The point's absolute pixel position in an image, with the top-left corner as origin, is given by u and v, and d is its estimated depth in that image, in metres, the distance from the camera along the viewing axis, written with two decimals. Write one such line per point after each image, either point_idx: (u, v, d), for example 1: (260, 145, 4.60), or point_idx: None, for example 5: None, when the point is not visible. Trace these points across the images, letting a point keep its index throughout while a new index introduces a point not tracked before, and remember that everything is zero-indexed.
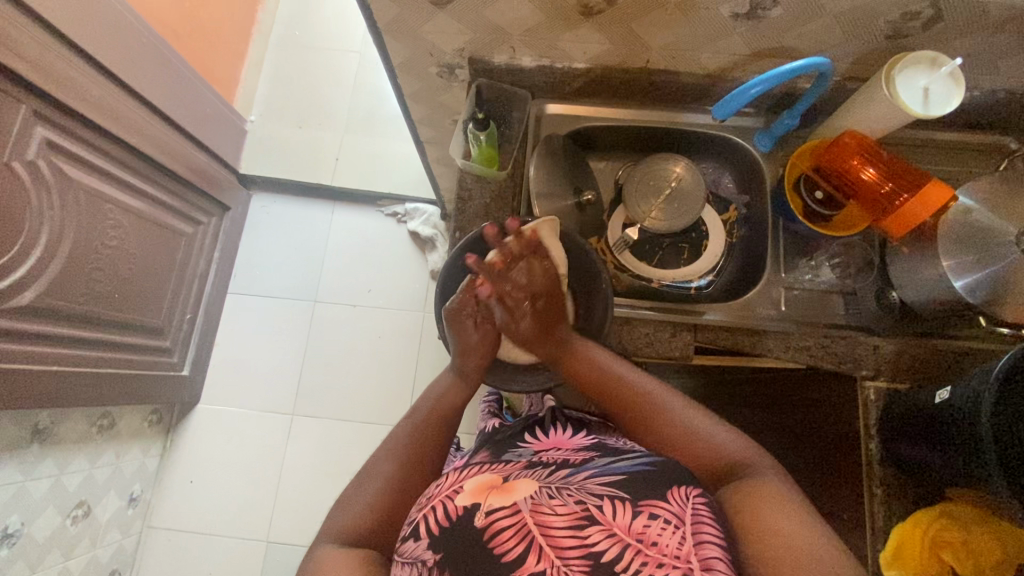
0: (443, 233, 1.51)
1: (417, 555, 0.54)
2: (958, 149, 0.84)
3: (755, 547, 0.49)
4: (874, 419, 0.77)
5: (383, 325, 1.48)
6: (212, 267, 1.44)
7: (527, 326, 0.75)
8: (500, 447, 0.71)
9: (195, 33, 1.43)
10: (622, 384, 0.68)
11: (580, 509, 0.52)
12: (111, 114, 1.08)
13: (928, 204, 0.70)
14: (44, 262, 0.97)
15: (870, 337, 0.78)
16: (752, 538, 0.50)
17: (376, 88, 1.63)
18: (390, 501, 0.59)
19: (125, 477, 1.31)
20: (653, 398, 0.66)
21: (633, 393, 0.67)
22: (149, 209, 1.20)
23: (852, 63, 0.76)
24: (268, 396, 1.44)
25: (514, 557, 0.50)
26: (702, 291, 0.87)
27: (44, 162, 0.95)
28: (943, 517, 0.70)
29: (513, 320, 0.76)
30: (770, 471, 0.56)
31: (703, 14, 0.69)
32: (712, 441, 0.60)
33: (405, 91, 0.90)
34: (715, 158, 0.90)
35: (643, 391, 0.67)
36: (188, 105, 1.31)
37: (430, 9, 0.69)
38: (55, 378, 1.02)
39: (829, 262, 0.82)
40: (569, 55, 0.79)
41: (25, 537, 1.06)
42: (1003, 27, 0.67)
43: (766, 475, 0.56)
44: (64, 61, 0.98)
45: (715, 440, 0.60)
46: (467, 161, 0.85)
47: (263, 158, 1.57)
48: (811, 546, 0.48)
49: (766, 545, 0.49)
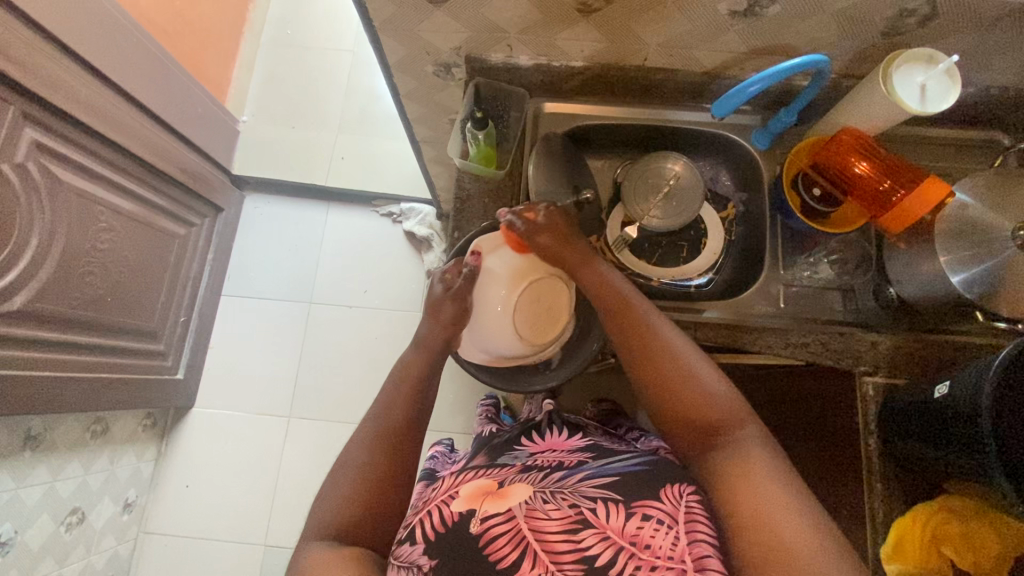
0: (438, 233, 1.50)
1: (413, 559, 0.53)
2: (952, 146, 0.85)
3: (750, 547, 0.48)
4: (874, 413, 0.77)
5: (378, 326, 1.47)
6: (206, 269, 1.43)
7: (545, 242, 0.72)
8: (496, 450, 0.71)
9: (185, 32, 1.41)
10: (627, 313, 0.65)
11: (574, 513, 0.52)
12: (101, 114, 1.07)
13: (927, 200, 0.70)
14: (34, 266, 0.95)
15: (868, 332, 0.80)
16: (745, 534, 0.49)
17: (369, 87, 1.62)
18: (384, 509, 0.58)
19: (119, 483, 1.29)
20: (657, 336, 0.63)
21: (638, 327, 0.64)
22: (140, 211, 1.19)
23: (848, 61, 0.77)
24: (264, 397, 1.43)
25: (510, 564, 0.50)
26: (702, 289, 0.86)
27: (34, 164, 0.94)
28: (942, 512, 0.70)
29: (528, 237, 0.72)
30: (757, 440, 0.56)
31: (703, 12, 0.69)
32: (711, 396, 0.59)
33: (402, 90, 0.89)
34: (712, 156, 0.90)
35: (649, 326, 0.64)
36: (179, 105, 1.30)
37: (428, 6, 0.69)
38: (46, 385, 1.01)
39: (828, 258, 0.83)
40: (566, 53, 0.78)
41: (18, 545, 1.05)
42: (998, 24, 0.68)
43: (753, 449, 0.55)
44: (53, 62, 0.96)
45: (714, 395, 0.59)
46: (465, 159, 0.84)
47: (255, 159, 1.56)
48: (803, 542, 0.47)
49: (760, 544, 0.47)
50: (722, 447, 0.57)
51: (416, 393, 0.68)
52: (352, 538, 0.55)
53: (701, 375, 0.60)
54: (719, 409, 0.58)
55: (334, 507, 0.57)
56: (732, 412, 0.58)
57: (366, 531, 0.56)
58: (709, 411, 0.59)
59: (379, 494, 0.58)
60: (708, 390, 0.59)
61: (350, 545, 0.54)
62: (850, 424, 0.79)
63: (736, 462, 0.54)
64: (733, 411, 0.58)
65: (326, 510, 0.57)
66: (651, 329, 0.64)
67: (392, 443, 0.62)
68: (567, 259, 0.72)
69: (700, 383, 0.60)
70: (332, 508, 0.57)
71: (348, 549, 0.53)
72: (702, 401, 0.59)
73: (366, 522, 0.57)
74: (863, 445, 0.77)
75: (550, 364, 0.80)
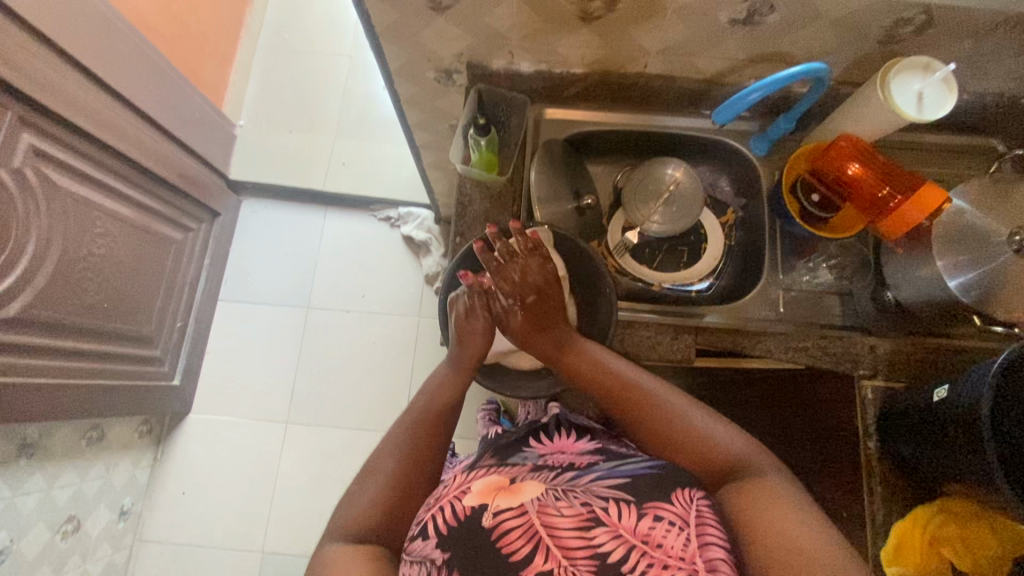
0: (436, 238, 1.50)
1: (426, 554, 0.54)
2: (947, 152, 0.86)
3: (759, 548, 0.48)
4: (872, 421, 0.78)
5: (376, 331, 1.47)
6: (202, 274, 1.42)
7: (516, 322, 0.74)
8: (505, 451, 0.71)
9: (181, 36, 1.40)
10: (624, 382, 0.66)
11: (586, 510, 0.52)
12: (98, 119, 1.06)
13: (922, 207, 0.71)
14: (30, 272, 0.94)
15: (866, 336, 0.81)
16: (756, 537, 0.49)
17: (367, 91, 1.61)
18: (392, 513, 0.58)
19: (115, 490, 1.28)
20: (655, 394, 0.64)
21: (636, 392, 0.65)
22: (137, 216, 1.18)
23: (846, 68, 0.78)
24: (261, 404, 1.42)
25: (522, 557, 0.50)
26: (703, 294, 0.87)
27: (31, 170, 0.93)
28: (939, 514, 0.71)
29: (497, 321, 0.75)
30: (770, 471, 0.56)
31: (702, 20, 0.70)
32: (714, 443, 0.59)
33: (402, 96, 0.89)
34: (711, 161, 0.91)
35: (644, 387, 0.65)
36: (176, 109, 1.29)
37: (430, 14, 0.69)
38: (42, 392, 1.00)
39: (827, 263, 0.84)
40: (567, 59, 0.79)
41: (14, 554, 1.03)
42: (993, 33, 0.69)
43: (766, 474, 0.55)
44: (48, 65, 0.96)
45: (717, 441, 0.59)
46: (467, 165, 0.83)
47: (251, 163, 1.55)
48: (812, 546, 0.47)
49: (771, 546, 0.48)
50: (731, 483, 0.56)
51: (424, 397, 0.68)
52: (369, 539, 0.55)
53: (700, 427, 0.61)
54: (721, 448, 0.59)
55: (345, 511, 0.57)
56: (737, 450, 0.58)
57: (379, 532, 0.56)
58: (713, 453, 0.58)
59: (390, 497, 0.58)
60: (706, 433, 0.60)
61: (371, 544, 0.55)
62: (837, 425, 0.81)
63: (753, 487, 0.54)
64: (736, 449, 0.58)
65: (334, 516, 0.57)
66: (648, 391, 0.65)
67: (403, 445, 0.62)
68: (535, 336, 0.73)
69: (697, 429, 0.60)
70: (345, 512, 0.57)
71: (355, 554, 0.53)
72: (704, 443, 0.59)
73: (380, 525, 0.56)
74: (864, 449, 0.77)
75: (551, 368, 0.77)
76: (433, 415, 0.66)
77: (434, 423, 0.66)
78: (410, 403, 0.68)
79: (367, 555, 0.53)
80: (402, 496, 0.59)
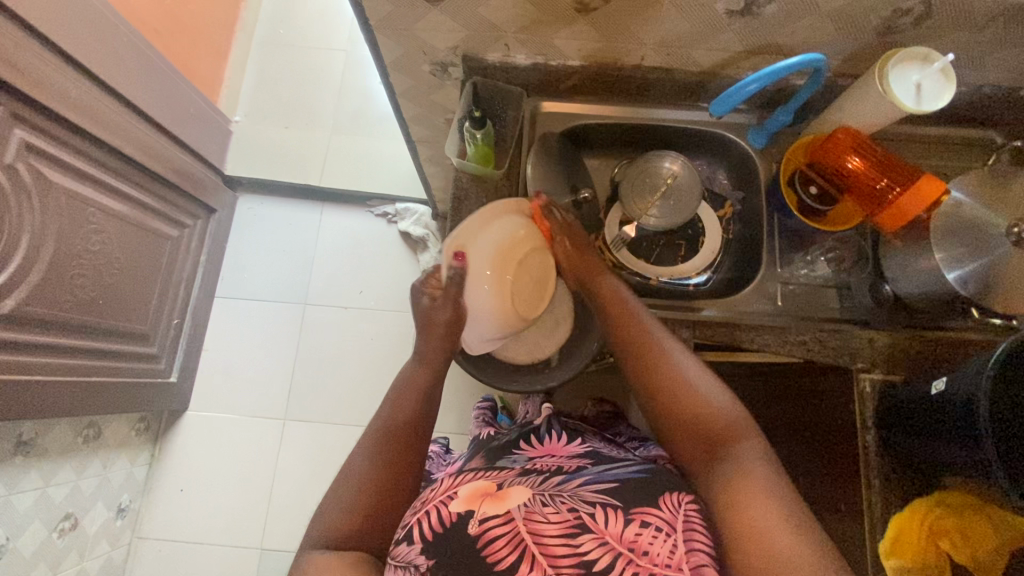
0: (434, 233, 1.49)
1: (410, 559, 0.53)
2: (947, 145, 0.85)
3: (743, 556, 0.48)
4: (871, 412, 0.76)
5: (373, 328, 1.47)
6: (198, 271, 1.42)
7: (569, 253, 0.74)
8: (494, 454, 0.71)
9: (175, 31, 1.39)
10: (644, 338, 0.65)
11: (572, 517, 0.52)
12: (90, 113, 1.05)
13: (922, 199, 0.70)
14: (24, 269, 0.94)
15: (865, 329, 0.80)
16: (748, 544, 0.48)
17: (364, 86, 1.60)
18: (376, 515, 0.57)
19: (113, 487, 1.28)
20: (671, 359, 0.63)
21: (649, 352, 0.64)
22: (131, 212, 1.17)
23: (843, 60, 0.77)
24: (258, 400, 1.42)
25: (506, 565, 0.50)
26: (700, 288, 0.87)
27: (23, 165, 0.92)
28: (936, 507, 0.70)
29: (566, 234, 0.75)
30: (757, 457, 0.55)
31: (698, 11, 0.69)
32: (714, 410, 0.59)
33: (398, 90, 0.89)
34: (710, 154, 0.90)
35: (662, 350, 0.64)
36: (169, 104, 1.28)
37: (424, 5, 0.68)
38: (37, 389, 0.99)
39: (825, 255, 0.83)
40: (563, 52, 0.78)
41: (12, 552, 1.03)
42: (991, 24, 0.68)
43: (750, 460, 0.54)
44: (40, 60, 0.95)
45: (715, 406, 0.59)
46: (462, 159, 0.83)
47: (248, 159, 1.54)
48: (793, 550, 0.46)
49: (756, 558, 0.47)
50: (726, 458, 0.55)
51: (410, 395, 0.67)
52: (354, 543, 0.55)
53: (706, 392, 0.60)
54: (718, 414, 0.59)
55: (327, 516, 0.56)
56: (736, 424, 0.58)
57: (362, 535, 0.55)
58: (713, 422, 0.58)
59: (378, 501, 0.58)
60: (710, 400, 0.60)
61: (351, 549, 0.54)
62: (824, 416, 0.83)
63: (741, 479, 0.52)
64: (735, 423, 0.58)
65: (317, 521, 0.57)
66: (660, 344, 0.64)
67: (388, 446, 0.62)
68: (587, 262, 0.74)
69: (700, 393, 0.60)
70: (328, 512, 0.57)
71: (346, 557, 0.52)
72: (709, 414, 0.59)
73: (361, 526, 0.56)
74: (861, 443, 0.75)
75: (549, 364, 0.77)
76: (420, 416, 0.65)
77: (418, 424, 0.65)
78: (386, 401, 0.66)
79: (354, 555, 0.53)
80: (390, 494, 0.59)
